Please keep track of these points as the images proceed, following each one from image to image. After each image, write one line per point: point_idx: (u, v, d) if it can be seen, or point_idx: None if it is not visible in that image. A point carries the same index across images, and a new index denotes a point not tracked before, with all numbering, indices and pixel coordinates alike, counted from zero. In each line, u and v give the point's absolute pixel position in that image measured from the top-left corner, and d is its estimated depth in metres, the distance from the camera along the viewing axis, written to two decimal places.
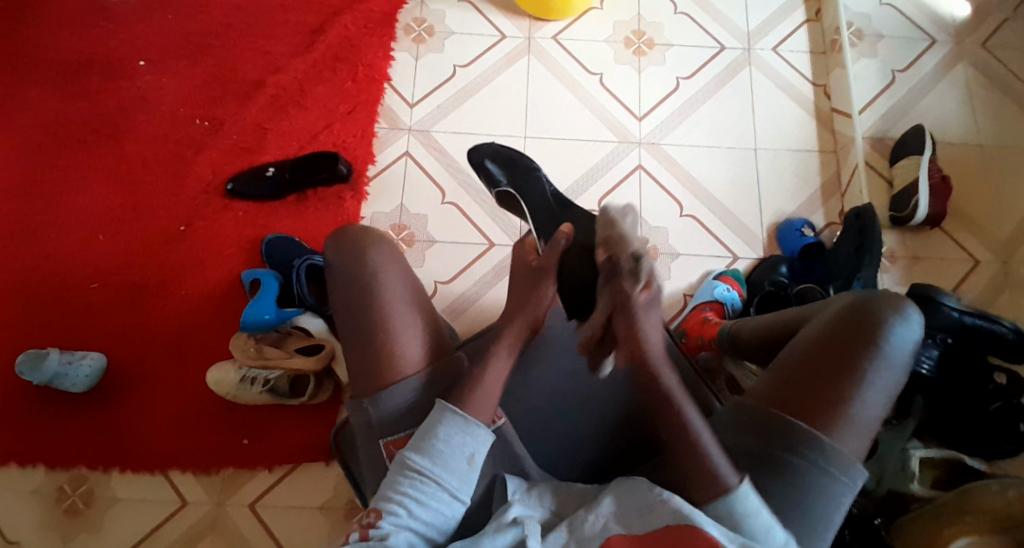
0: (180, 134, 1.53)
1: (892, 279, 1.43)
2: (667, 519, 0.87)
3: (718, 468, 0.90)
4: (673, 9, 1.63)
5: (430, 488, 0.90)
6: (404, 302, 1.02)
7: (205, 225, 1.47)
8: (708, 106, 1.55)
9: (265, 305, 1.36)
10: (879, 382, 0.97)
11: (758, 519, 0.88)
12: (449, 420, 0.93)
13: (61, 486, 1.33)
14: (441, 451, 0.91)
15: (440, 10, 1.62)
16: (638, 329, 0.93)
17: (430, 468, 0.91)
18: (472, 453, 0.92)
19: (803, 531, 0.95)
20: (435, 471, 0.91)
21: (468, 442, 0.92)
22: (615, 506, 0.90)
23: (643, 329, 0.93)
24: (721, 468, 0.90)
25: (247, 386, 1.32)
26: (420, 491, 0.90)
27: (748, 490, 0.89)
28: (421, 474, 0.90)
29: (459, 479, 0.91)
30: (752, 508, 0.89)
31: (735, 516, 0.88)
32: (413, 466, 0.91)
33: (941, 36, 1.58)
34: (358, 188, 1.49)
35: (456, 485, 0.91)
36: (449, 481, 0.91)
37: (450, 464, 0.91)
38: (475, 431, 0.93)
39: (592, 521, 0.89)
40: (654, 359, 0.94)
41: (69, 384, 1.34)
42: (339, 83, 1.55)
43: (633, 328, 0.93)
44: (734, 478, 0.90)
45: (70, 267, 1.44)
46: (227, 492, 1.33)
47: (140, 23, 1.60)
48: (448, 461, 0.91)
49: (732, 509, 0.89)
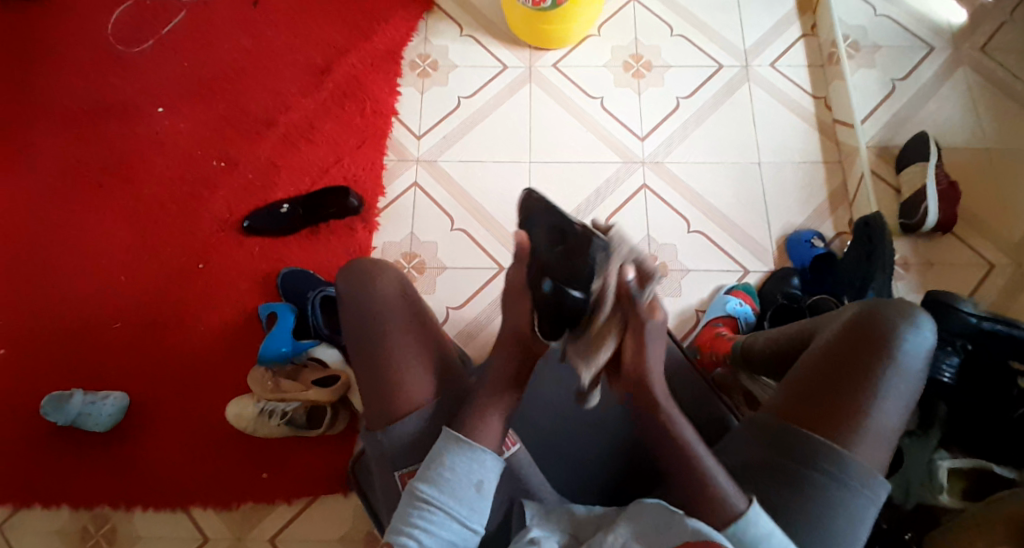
0: (196, 176, 1.57)
1: (907, 285, 1.42)
2: (680, 538, 0.85)
3: (722, 489, 0.90)
4: (669, 32, 1.66)
5: (439, 517, 0.90)
6: (413, 331, 1.04)
7: (223, 260, 1.50)
8: (710, 124, 1.57)
9: (281, 337, 1.38)
10: (894, 391, 0.96)
11: (772, 540, 0.88)
12: (453, 449, 0.93)
13: (86, 525, 1.35)
14: (449, 479, 0.91)
15: (442, 45, 1.66)
16: (643, 356, 0.91)
17: (437, 497, 0.90)
18: (480, 479, 0.92)
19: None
20: (443, 500, 0.90)
21: (474, 468, 0.92)
22: (633, 530, 0.88)
23: (649, 352, 0.91)
24: (731, 492, 0.90)
25: (266, 420, 1.34)
26: (429, 521, 0.89)
27: (758, 511, 0.88)
28: (430, 503, 0.90)
29: (469, 506, 0.91)
30: (764, 530, 0.88)
31: (748, 536, 0.88)
32: (423, 497, 0.91)
33: (938, 44, 1.58)
34: (369, 219, 1.52)
35: (465, 512, 0.91)
36: (457, 509, 0.90)
37: (459, 493, 0.91)
38: (481, 456, 0.93)
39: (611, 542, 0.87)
40: (657, 388, 0.93)
41: (93, 423, 1.36)
42: (347, 120, 1.60)
43: (640, 355, 0.91)
44: (742, 502, 0.89)
45: (92, 309, 1.47)
46: (247, 526, 1.34)
47: (155, 72, 1.66)
48: (456, 490, 0.91)
49: (749, 520, 0.88)
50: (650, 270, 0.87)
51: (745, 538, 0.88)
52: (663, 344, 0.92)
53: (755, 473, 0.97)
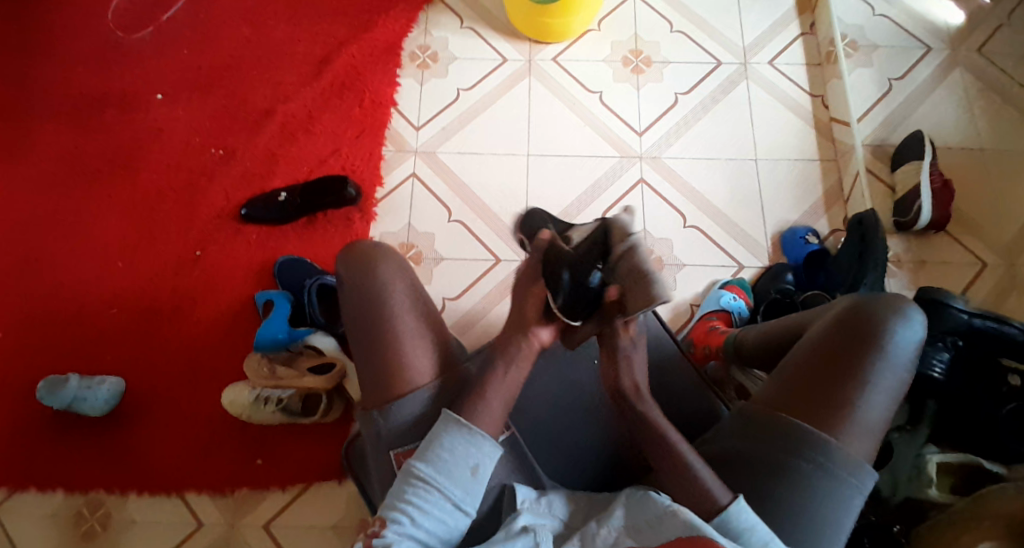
0: (195, 163, 1.58)
1: (899, 283, 1.44)
2: (677, 531, 0.86)
3: (709, 487, 0.90)
4: (669, 28, 1.67)
5: (433, 497, 0.91)
6: (414, 317, 1.04)
7: (220, 248, 1.51)
8: (707, 120, 1.58)
9: (278, 324, 1.39)
10: (882, 382, 0.98)
11: (755, 534, 0.88)
12: (452, 430, 0.93)
13: (80, 509, 1.35)
14: (446, 460, 0.92)
15: (442, 37, 1.67)
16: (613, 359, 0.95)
17: (434, 477, 0.91)
18: (476, 463, 0.93)
19: (810, 543, 0.94)
20: (439, 481, 0.91)
21: (472, 452, 0.93)
22: (627, 520, 0.89)
23: (623, 369, 0.95)
24: (714, 485, 0.90)
25: (260, 406, 1.34)
26: (424, 499, 0.90)
27: (742, 506, 0.88)
28: (425, 482, 0.91)
29: (464, 489, 0.92)
30: (747, 523, 0.88)
31: (732, 530, 0.88)
32: (418, 475, 0.91)
33: (935, 44, 1.60)
34: (366, 209, 1.53)
35: (460, 495, 0.91)
36: (452, 491, 0.91)
37: (455, 475, 0.92)
38: (480, 441, 0.93)
39: (604, 536, 0.89)
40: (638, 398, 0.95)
41: (88, 408, 1.37)
42: (347, 110, 1.61)
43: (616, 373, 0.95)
44: (726, 497, 0.89)
45: (87, 296, 1.48)
46: (241, 513, 1.35)
47: (154, 59, 1.67)
48: (452, 471, 0.92)
49: (731, 515, 0.88)
50: (648, 291, 0.85)
51: (730, 531, 0.88)
52: (641, 364, 0.96)
53: (744, 466, 0.98)
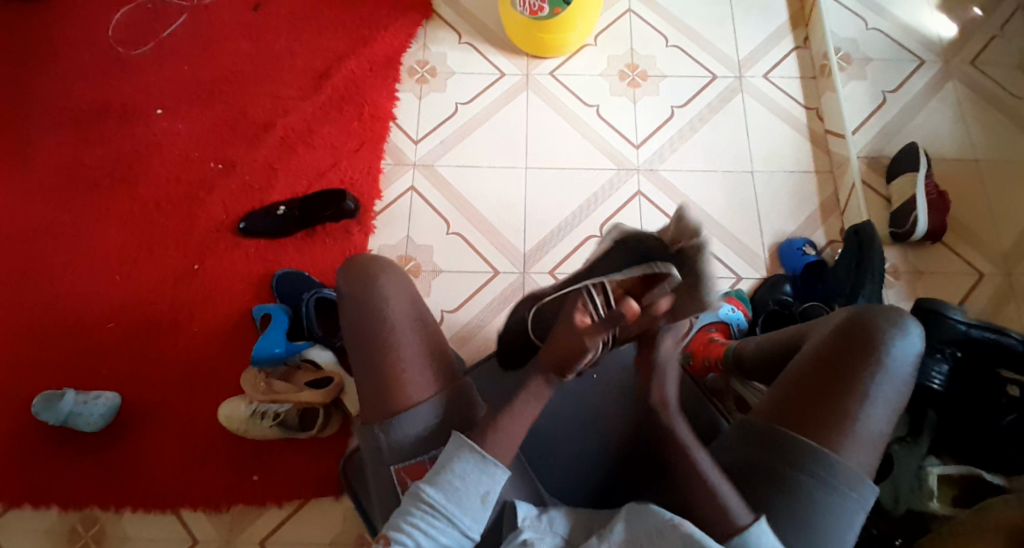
0: (194, 176, 1.58)
1: (897, 293, 1.44)
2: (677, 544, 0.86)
3: (729, 505, 0.90)
4: (664, 42, 1.68)
5: (440, 523, 0.89)
6: (413, 329, 1.04)
7: (218, 261, 1.51)
8: (703, 133, 1.59)
9: (276, 338, 1.38)
10: (881, 394, 0.97)
11: None
12: (466, 456, 0.92)
13: (74, 525, 1.34)
14: (457, 488, 0.91)
15: (440, 52, 1.68)
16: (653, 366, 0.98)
17: (443, 504, 0.90)
18: (487, 491, 0.91)
19: None
20: (448, 507, 0.90)
21: (484, 480, 0.92)
22: (627, 535, 0.88)
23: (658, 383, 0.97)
24: (734, 504, 0.90)
25: (258, 420, 1.32)
26: (430, 524, 0.89)
27: (763, 527, 0.88)
28: (433, 508, 0.90)
29: (472, 517, 0.90)
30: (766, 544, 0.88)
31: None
32: (427, 500, 0.90)
33: (928, 57, 1.62)
34: (365, 222, 1.53)
35: (468, 523, 0.90)
36: (462, 519, 0.90)
37: (465, 503, 0.90)
38: (493, 470, 0.92)
39: None
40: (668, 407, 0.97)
41: (84, 422, 1.36)
42: (346, 123, 1.61)
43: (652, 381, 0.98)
44: (747, 517, 0.89)
45: (85, 310, 1.47)
46: (236, 530, 1.33)
47: (154, 73, 1.67)
48: (463, 499, 0.91)
49: (751, 534, 0.88)
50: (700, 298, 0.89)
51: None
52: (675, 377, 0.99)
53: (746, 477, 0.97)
